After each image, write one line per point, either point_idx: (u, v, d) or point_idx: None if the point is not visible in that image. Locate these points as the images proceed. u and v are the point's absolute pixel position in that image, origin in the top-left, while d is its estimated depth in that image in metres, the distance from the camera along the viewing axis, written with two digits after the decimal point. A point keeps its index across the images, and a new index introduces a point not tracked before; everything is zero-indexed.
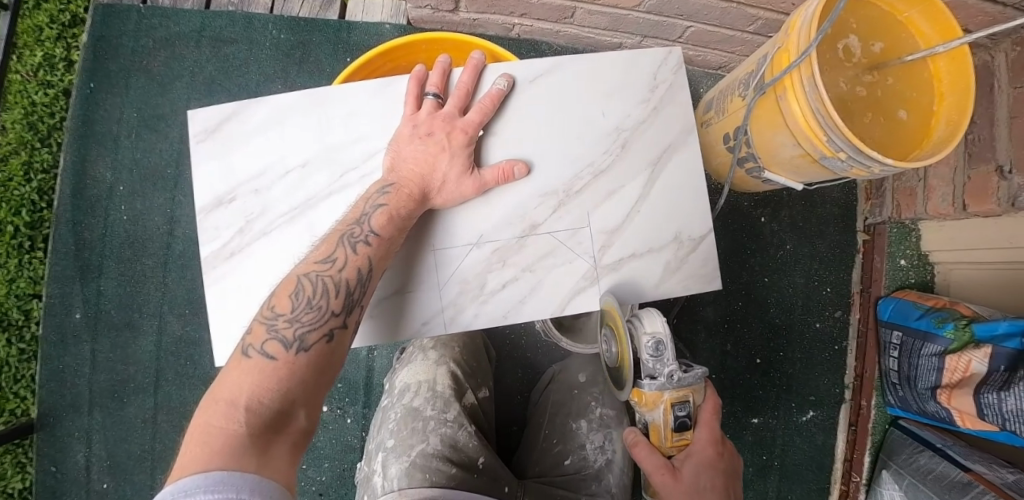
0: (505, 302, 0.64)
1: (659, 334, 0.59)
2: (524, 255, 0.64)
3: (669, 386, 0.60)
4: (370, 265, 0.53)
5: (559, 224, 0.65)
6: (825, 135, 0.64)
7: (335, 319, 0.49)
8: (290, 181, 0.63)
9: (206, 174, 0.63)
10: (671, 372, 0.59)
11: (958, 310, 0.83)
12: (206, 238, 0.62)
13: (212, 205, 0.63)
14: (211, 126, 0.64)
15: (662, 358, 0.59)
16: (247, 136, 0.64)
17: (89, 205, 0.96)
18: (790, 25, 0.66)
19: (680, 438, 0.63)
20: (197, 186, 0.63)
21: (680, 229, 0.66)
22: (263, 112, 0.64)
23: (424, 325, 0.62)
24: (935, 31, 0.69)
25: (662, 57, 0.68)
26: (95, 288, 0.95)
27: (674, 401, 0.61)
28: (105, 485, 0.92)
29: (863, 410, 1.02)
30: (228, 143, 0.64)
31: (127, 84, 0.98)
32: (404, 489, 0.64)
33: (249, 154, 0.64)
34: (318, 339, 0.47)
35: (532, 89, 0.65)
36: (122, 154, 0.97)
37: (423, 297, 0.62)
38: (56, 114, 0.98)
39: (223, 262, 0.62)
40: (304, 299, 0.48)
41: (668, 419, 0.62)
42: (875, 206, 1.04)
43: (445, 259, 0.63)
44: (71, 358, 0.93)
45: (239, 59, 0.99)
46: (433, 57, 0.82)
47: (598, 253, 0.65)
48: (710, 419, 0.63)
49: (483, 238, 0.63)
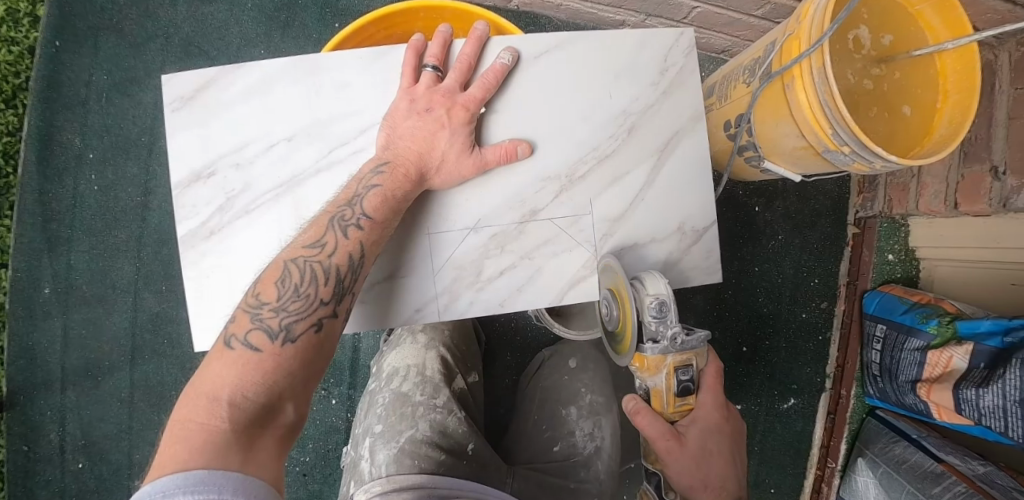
0: (503, 290, 0.62)
1: (663, 295, 0.56)
2: (523, 242, 0.62)
3: (671, 350, 0.59)
4: (362, 250, 0.50)
5: (560, 210, 0.63)
6: (831, 128, 0.62)
7: (324, 309, 0.47)
8: (273, 155, 0.60)
9: (182, 146, 0.59)
10: (674, 336, 0.57)
11: (943, 306, 0.85)
12: (183, 215, 0.59)
13: (189, 180, 0.59)
14: (189, 93, 0.59)
15: (665, 320, 0.57)
16: (228, 104, 0.60)
17: (57, 173, 0.90)
18: (802, 12, 0.64)
19: (682, 403, 0.63)
20: (174, 159, 0.59)
21: (683, 219, 0.65)
22: (245, 78, 0.60)
23: (417, 312, 0.61)
24: (945, 27, 0.67)
25: (674, 39, 0.65)
26: (65, 261, 0.90)
27: (676, 365, 0.60)
28: (80, 464, 0.89)
29: (842, 399, 1.04)
30: (207, 113, 0.60)
31: (97, 43, 0.91)
32: (392, 475, 0.63)
33: (229, 124, 0.60)
34: (306, 328, 0.45)
35: (537, 65, 0.62)
36: (92, 120, 0.91)
37: (416, 283, 0.60)
38: (22, 73, 0.90)
39: (202, 240, 0.59)
40: (292, 286, 0.46)
41: (670, 383, 0.61)
42: (867, 199, 1.04)
43: (440, 243, 0.60)
44: (41, 335, 0.89)
45: (220, 20, 0.93)
46: (430, 26, 0.77)
47: (599, 242, 0.64)
48: (713, 384, 0.64)
49: (481, 223, 0.61)
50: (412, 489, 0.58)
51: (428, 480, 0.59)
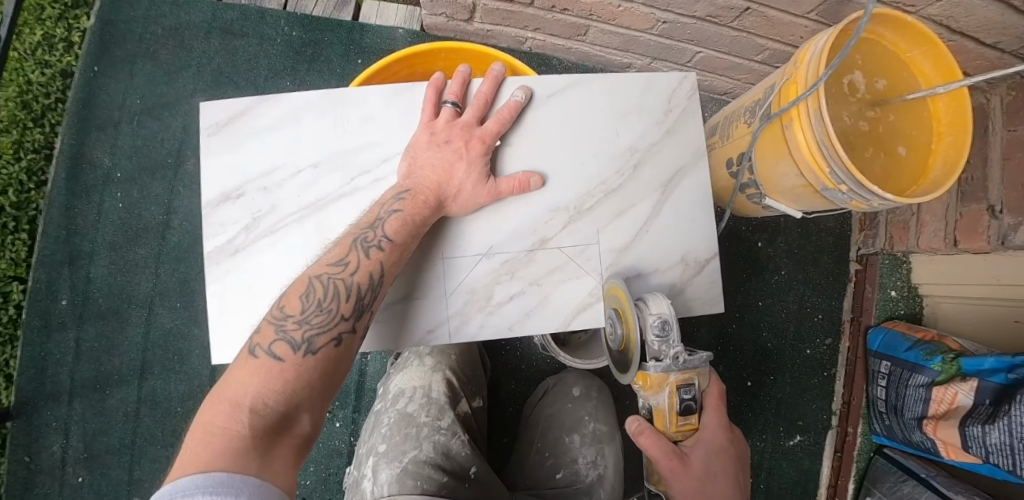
0: (512, 314, 0.64)
1: (666, 314, 0.57)
2: (532, 269, 0.64)
3: (674, 369, 0.59)
4: (383, 268, 0.52)
5: (569, 239, 0.65)
6: (829, 167, 0.66)
7: (344, 324, 0.48)
8: (300, 180, 0.63)
9: (215, 168, 0.62)
10: (677, 355, 0.58)
11: (947, 343, 0.86)
12: (211, 233, 0.61)
13: (219, 201, 0.62)
14: (224, 119, 0.63)
15: (668, 339, 0.57)
16: (261, 131, 0.63)
17: (84, 190, 0.94)
18: (799, 58, 0.68)
19: (685, 423, 0.63)
20: (206, 181, 0.62)
21: (686, 251, 0.67)
22: (279, 109, 0.63)
23: (430, 333, 0.62)
24: (936, 73, 0.72)
25: (677, 83, 0.69)
26: (84, 274, 0.92)
27: (679, 384, 0.60)
28: (81, 478, 0.89)
29: (849, 438, 1.02)
30: (240, 138, 0.63)
31: (133, 70, 0.97)
32: (395, 496, 0.64)
33: (261, 149, 0.63)
34: (326, 342, 0.47)
35: (550, 104, 0.66)
36: (122, 140, 0.95)
37: (428, 305, 0.62)
38: (52, 94, 0.96)
39: (227, 258, 0.61)
40: (315, 301, 0.48)
41: (673, 402, 0.61)
42: (868, 236, 1.05)
43: (454, 268, 0.62)
44: (55, 345, 0.91)
45: (250, 52, 0.98)
46: (450, 65, 0.81)
47: (605, 270, 0.65)
48: (716, 404, 0.65)
49: (493, 249, 0.63)
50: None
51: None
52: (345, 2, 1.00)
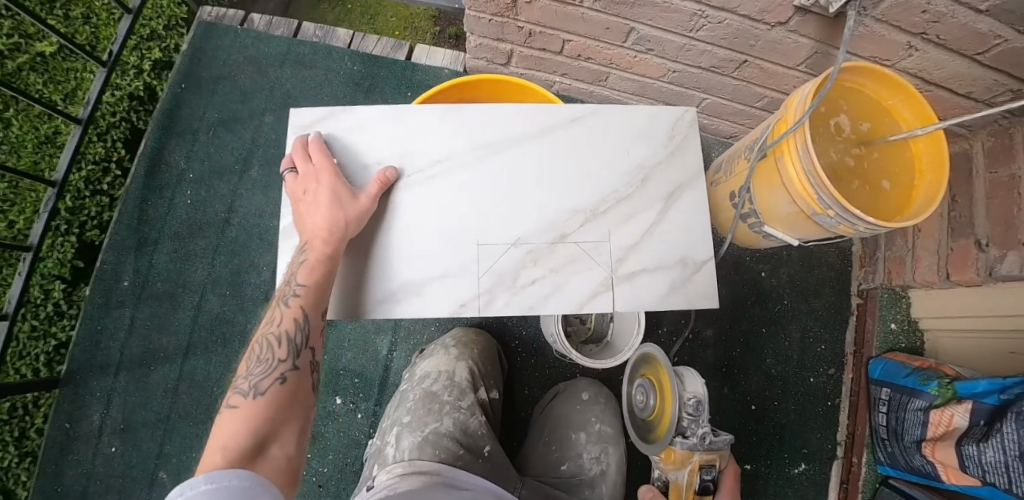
0: (532, 297, 0.70)
1: (701, 397, 0.82)
2: (553, 259, 0.71)
3: (699, 447, 0.82)
4: (306, 316, 0.58)
5: (586, 237, 0.73)
6: (817, 192, 0.75)
7: (285, 365, 0.56)
8: (362, 173, 0.72)
9: (292, 158, 0.72)
10: (703, 435, 0.82)
11: (942, 370, 0.90)
12: (285, 212, 0.70)
13: (294, 186, 0.71)
14: (307, 123, 0.74)
15: (698, 420, 0.82)
16: (335, 133, 0.74)
17: (159, 187, 1.07)
18: (789, 101, 0.80)
19: (698, 499, 0.84)
20: (285, 168, 0.72)
21: (685, 253, 0.74)
22: (352, 117, 0.74)
23: (458, 308, 0.68)
24: (915, 117, 0.82)
25: (680, 114, 0.79)
26: (147, 259, 1.03)
27: (701, 463, 0.83)
28: (114, 448, 0.94)
29: (855, 468, 1.03)
30: (318, 138, 0.73)
31: (214, 89, 1.13)
32: (412, 460, 0.69)
33: (333, 146, 0.73)
34: (271, 383, 0.55)
35: (573, 125, 0.77)
36: (198, 147, 1.10)
37: (456, 284, 0.69)
38: (117, 114, 1.09)
39: (296, 235, 0.69)
40: (257, 358, 0.57)
41: (693, 479, 0.83)
42: (868, 272, 1.12)
43: (484, 253, 0.70)
44: (111, 321, 1.00)
45: (317, 81, 1.15)
46: (494, 95, 0.93)
47: (615, 265, 0.72)
48: (730, 487, 0.85)
49: (520, 240, 0.71)
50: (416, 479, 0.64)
51: (439, 467, 0.66)
52: (401, 45, 1.17)
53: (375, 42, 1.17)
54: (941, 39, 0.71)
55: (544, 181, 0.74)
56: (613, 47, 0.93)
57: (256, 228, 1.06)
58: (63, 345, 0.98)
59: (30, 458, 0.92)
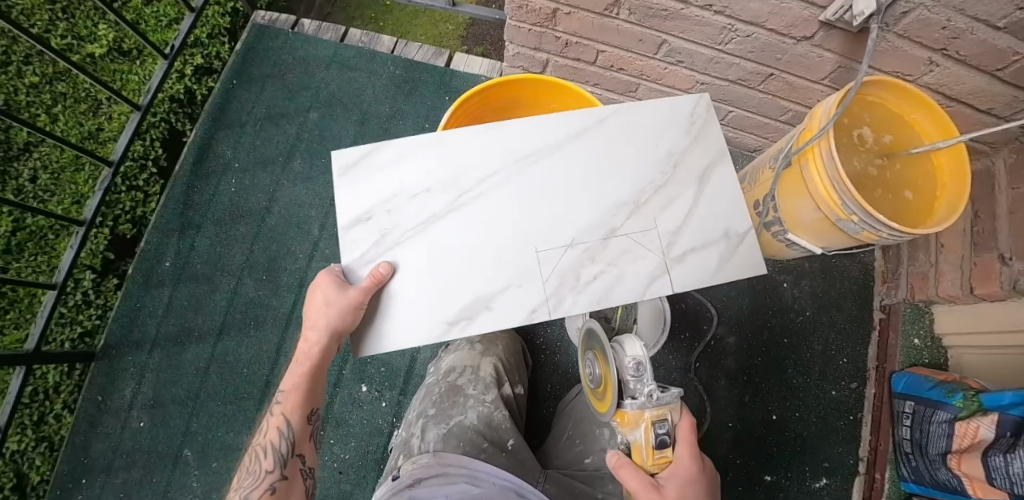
0: (597, 291, 0.70)
1: (639, 357, 0.71)
2: (609, 253, 0.72)
3: (648, 405, 0.68)
4: (289, 423, 0.63)
5: (635, 227, 0.74)
6: (841, 199, 0.79)
7: (272, 475, 0.61)
8: (417, 201, 0.70)
9: (340, 201, 0.69)
10: (650, 392, 0.69)
11: (967, 383, 0.90)
12: (344, 252, 0.66)
13: (349, 224, 0.68)
14: (346, 162, 0.70)
15: (641, 378, 0.70)
16: (376, 170, 0.71)
17: (205, 175, 1.13)
18: (812, 113, 0.83)
19: (660, 456, 0.69)
20: (335, 211, 0.68)
21: (727, 226, 0.76)
22: (391, 150, 0.72)
23: (532, 314, 0.67)
24: (936, 131, 0.85)
25: (695, 101, 0.81)
26: (189, 242, 1.08)
27: (653, 419, 0.68)
28: (142, 423, 0.96)
29: (877, 484, 1.02)
30: (361, 176, 0.70)
31: (263, 87, 1.22)
32: (438, 451, 0.76)
33: (375, 185, 0.70)
34: (261, 493, 0.60)
35: (600, 128, 0.78)
36: (245, 138, 1.16)
37: (525, 292, 0.68)
38: (158, 114, 1.17)
39: (359, 272, 0.65)
40: (250, 472, 0.62)
41: (648, 437, 0.68)
42: (891, 288, 1.14)
43: (545, 257, 0.70)
44: (150, 301, 1.04)
45: (360, 82, 1.22)
46: (532, 95, 0.98)
47: (666, 248, 0.74)
48: (688, 437, 0.70)
49: (576, 240, 0.72)
50: (440, 476, 0.71)
51: (464, 459, 0.74)
52: (441, 53, 1.25)
53: (417, 49, 1.25)
54: (961, 55, 0.76)
55: (587, 180, 0.75)
56: (644, 58, 0.99)
57: (295, 217, 1.11)
58: (87, 333, 1.01)
59: (46, 443, 0.94)
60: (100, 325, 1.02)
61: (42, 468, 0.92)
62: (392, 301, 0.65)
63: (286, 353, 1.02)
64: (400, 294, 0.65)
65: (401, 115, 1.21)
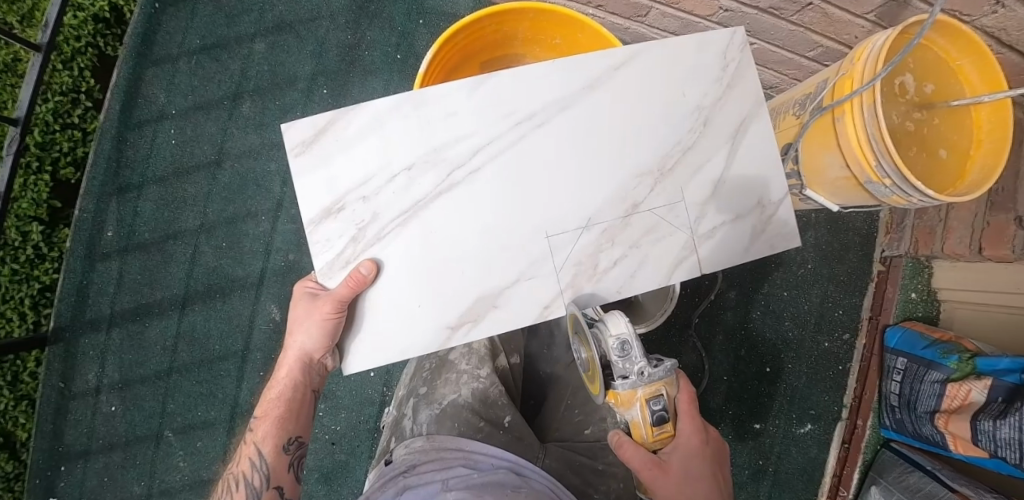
0: (617, 279, 0.65)
1: (624, 334, 0.59)
2: (629, 234, 0.65)
3: (640, 383, 0.59)
4: (261, 453, 0.62)
5: (658, 201, 0.65)
6: (875, 160, 0.69)
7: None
8: (397, 185, 0.61)
9: (308, 187, 0.60)
10: (641, 369, 0.59)
11: (963, 344, 0.89)
12: (319, 249, 0.60)
13: (321, 217, 0.60)
14: (309, 136, 0.60)
15: (630, 356, 0.59)
16: (346, 144, 0.61)
17: (138, 125, 1.00)
18: (856, 54, 0.71)
19: (661, 431, 0.62)
20: (303, 199, 0.60)
21: (762, 194, 0.67)
22: (362, 119, 0.61)
23: (545, 309, 0.63)
24: (982, 82, 0.75)
25: (728, 38, 0.68)
26: (131, 208, 0.99)
27: (647, 397, 0.60)
28: (114, 407, 0.96)
29: (858, 429, 1.06)
30: (329, 153, 0.60)
31: (194, 11, 1.02)
32: (433, 435, 0.72)
33: (349, 162, 0.61)
34: None
35: (617, 76, 0.65)
36: (179, 79, 1.01)
37: (535, 285, 0.63)
38: (82, 38, 1.03)
39: (340, 271, 0.60)
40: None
41: (645, 415, 0.61)
42: (893, 240, 1.08)
43: (557, 244, 0.63)
44: (98, 276, 0.98)
45: (314, 3, 1.03)
46: (534, 27, 0.82)
47: (695, 223, 0.66)
48: (689, 410, 0.63)
49: (592, 221, 0.64)
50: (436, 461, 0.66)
51: (467, 443, 0.68)
52: None
53: None
54: None
55: (601, 148, 0.65)
56: None
57: (252, 173, 1.00)
58: (46, 288, 1.00)
59: (25, 401, 0.98)
60: (57, 280, 1.01)
61: (26, 425, 0.97)
62: (377, 306, 0.60)
63: (260, 327, 0.97)
64: (393, 296, 0.60)
65: (366, 45, 1.02)
